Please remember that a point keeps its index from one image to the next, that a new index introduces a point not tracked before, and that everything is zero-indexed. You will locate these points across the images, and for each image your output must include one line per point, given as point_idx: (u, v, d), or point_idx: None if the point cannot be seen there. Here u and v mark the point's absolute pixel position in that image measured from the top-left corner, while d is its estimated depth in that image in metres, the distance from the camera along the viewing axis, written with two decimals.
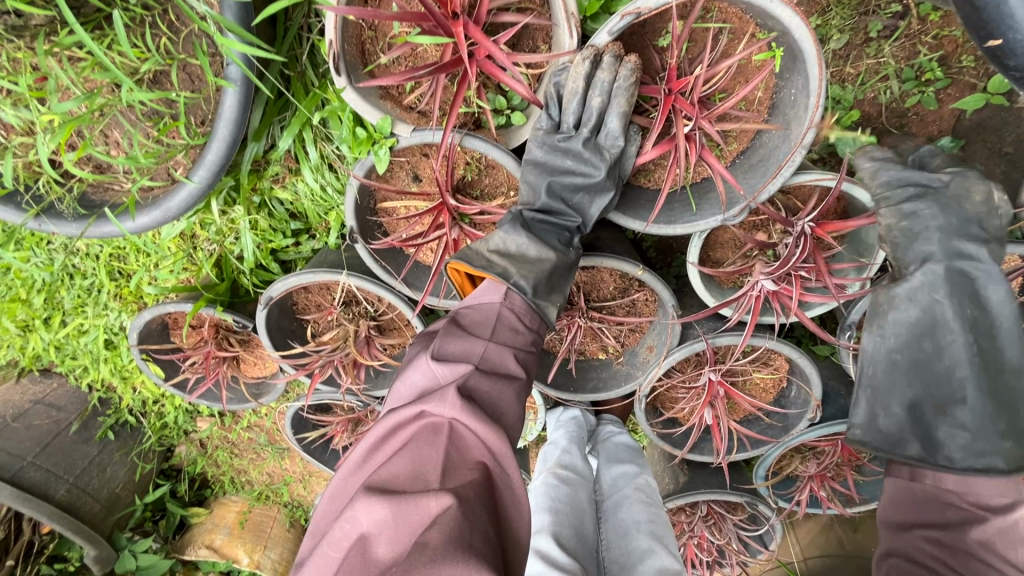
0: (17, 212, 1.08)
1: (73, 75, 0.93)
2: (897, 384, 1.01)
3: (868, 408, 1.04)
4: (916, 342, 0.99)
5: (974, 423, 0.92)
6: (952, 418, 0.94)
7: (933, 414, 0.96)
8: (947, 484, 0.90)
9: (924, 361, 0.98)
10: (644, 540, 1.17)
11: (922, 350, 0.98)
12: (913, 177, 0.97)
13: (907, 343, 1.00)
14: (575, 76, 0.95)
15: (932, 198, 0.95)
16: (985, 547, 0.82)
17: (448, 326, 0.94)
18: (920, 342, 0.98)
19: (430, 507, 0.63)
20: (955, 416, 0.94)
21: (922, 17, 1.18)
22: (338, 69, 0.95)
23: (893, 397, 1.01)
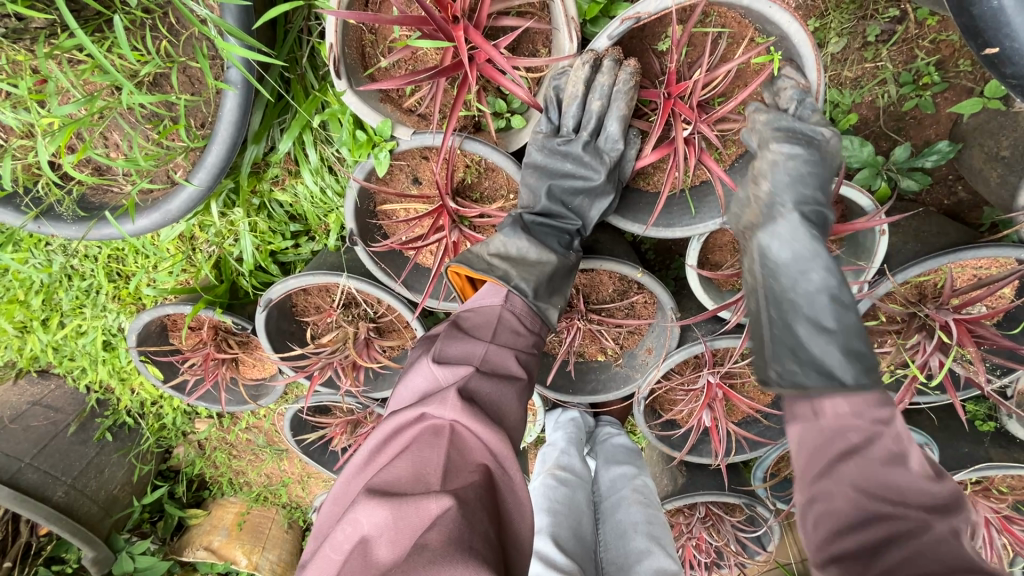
0: (17, 214, 1.08)
1: (74, 78, 0.93)
2: (784, 317, 0.85)
3: (782, 352, 0.83)
4: (804, 273, 0.85)
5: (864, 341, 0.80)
6: (842, 336, 0.80)
7: (829, 339, 0.80)
8: (848, 406, 0.72)
9: (815, 292, 0.84)
10: (641, 541, 1.18)
11: (800, 279, 0.85)
12: (799, 127, 0.92)
13: (795, 275, 0.86)
14: (575, 79, 0.95)
15: (814, 147, 0.91)
16: (894, 462, 0.67)
17: (449, 329, 0.94)
18: (809, 273, 0.85)
19: (430, 509, 0.64)
20: (849, 342, 0.80)
21: (919, 21, 1.18)
22: (338, 72, 0.95)
23: (798, 334, 0.83)
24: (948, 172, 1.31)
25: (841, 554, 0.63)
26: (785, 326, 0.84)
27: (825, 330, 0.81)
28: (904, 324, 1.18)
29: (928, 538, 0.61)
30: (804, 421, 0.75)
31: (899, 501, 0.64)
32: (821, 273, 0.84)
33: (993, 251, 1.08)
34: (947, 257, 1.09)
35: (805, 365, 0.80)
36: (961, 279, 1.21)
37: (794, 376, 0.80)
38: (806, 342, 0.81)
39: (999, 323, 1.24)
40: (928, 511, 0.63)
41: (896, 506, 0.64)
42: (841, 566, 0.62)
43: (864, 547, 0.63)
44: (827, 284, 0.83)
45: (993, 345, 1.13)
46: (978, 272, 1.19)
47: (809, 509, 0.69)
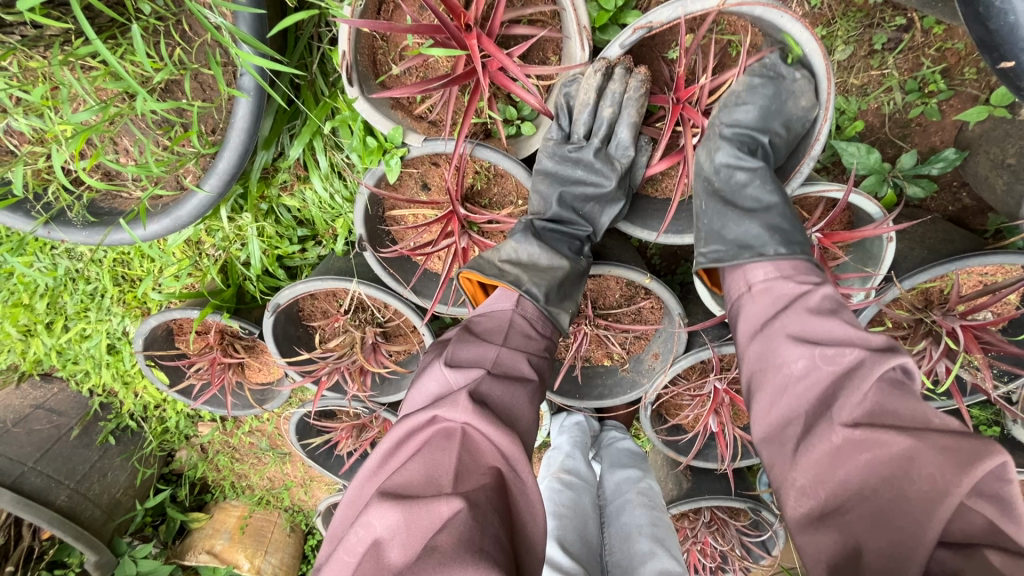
0: (26, 219, 1.07)
1: (87, 85, 0.93)
2: (715, 209, 0.99)
3: (710, 236, 0.99)
4: (731, 177, 0.97)
5: (781, 226, 0.93)
6: (764, 216, 0.95)
7: (748, 228, 0.95)
8: (771, 274, 0.90)
9: (736, 191, 0.98)
10: (645, 543, 1.18)
11: (729, 178, 0.97)
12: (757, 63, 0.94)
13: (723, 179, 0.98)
14: (587, 88, 0.96)
15: (768, 84, 0.93)
16: (814, 311, 0.81)
17: (461, 334, 0.95)
18: (733, 178, 0.97)
19: (441, 511, 0.64)
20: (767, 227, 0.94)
21: (925, 30, 1.19)
22: (351, 79, 0.95)
23: (724, 223, 0.98)
24: (952, 179, 1.32)
25: (791, 407, 0.76)
26: (714, 216, 0.99)
27: (746, 220, 0.95)
28: (911, 330, 1.20)
29: (861, 381, 0.69)
30: (743, 295, 0.93)
31: (833, 344, 0.75)
32: (748, 173, 0.96)
33: (1001, 258, 1.08)
34: (954, 263, 1.10)
35: (731, 245, 0.96)
36: (968, 285, 1.21)
37: (718, 255, 0.97)
38: (732, 228, 0.97)
39: (1004, 329, 1.25)
40: (867, 350, 0.72)
41: (831, 349, 0.75)
42: (792, 417, 0.75)
43: (808, 401, 0.74)
44: (750, 184, 0.97)
45: (1000, 351, 1.13)
46: (984, 279, 1.20)
47: (757, 369, 0.84)
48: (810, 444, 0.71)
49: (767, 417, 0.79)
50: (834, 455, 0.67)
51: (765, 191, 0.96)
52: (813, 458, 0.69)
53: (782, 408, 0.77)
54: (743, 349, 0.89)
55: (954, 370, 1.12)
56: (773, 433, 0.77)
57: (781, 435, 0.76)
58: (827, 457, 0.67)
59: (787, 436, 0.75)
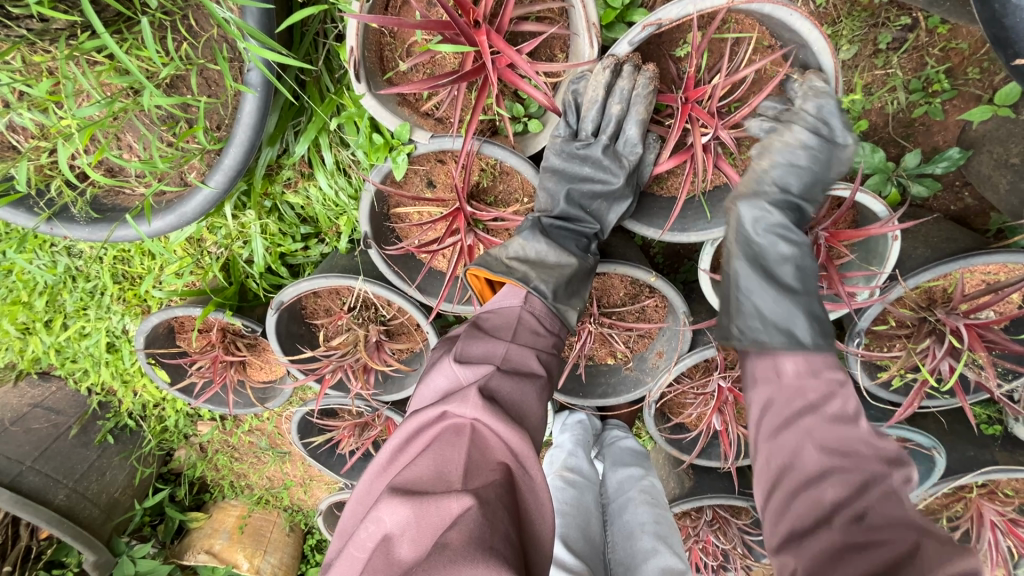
0: (29, 216, 1.07)
1: (93, 79, 0.93)
2: (755, 281, 0.93)
3: (748, 311, 0.92)
4: (777, 247, 0.92)
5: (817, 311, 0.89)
6: (805, 299, 0.90)
7: (791, 308, 0.89)
8: (799, 366, 0.84)
9: (777, 262, 0.92)
10: (648, 540, 1.18)
11: (774, 248, 0.92)
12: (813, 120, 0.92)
13: (770, 247, 0.92)
14: (595, 84, 0.96)
15: (819, 147, 0.92)
16: (840, 417, 0.77)
17: (469, 330, 0.95)
18: (778, 249, 0.92)
19: (451, 507, 0.63)
20: (807, 310, 0.89)
21: (930, 29, 1.20)
22: (358, 76, 0.95)
23: (765, 300, 0.91)
24: (955, 178, 1.33)
25: (801, 513, 0.72)
26: (750, 289, 0.93)
27: (786, 299, 0.90)
28: (915, 328, 1.20)
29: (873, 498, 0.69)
30: (767, 383, 0.85)
31: (856, 458, 0.73)
32: (791, 246, 0.92)
33: (1004, 257, 1.08)
34: (957, 262, 1.10)
35: (765, 324, 0.89)
36: (970, 284, 1.22)
37: (760, 335, 0.89)
38: (770, 305, 0.90)
39: (1006, 328, 1.25)
40: (883, 463, 0.73)
41: (851, 462, 0.73)
42: (801, 524, 0.71)
43: (821, 509, 0.71)
44: (793, 258, 0.92)
45: (1002, 350, 1.14)
46: (987, 278, 1.20)
47: (772, 469, 0.79)
48: (814, 548, 0.68)
49: (777, 520, 0.74)
50: (838, 554, 0.66)
51: (803, 267, 0.93)
52: (816, 561, 0.66)
53: (793, 510, 0.73)
54: (759, 446, 0.82)
55: (957, 369, 1.12)
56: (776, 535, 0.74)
57: (784, 536, 0.72)
58: (829, 562, 0.65)
59: (794, 537, 0.71)
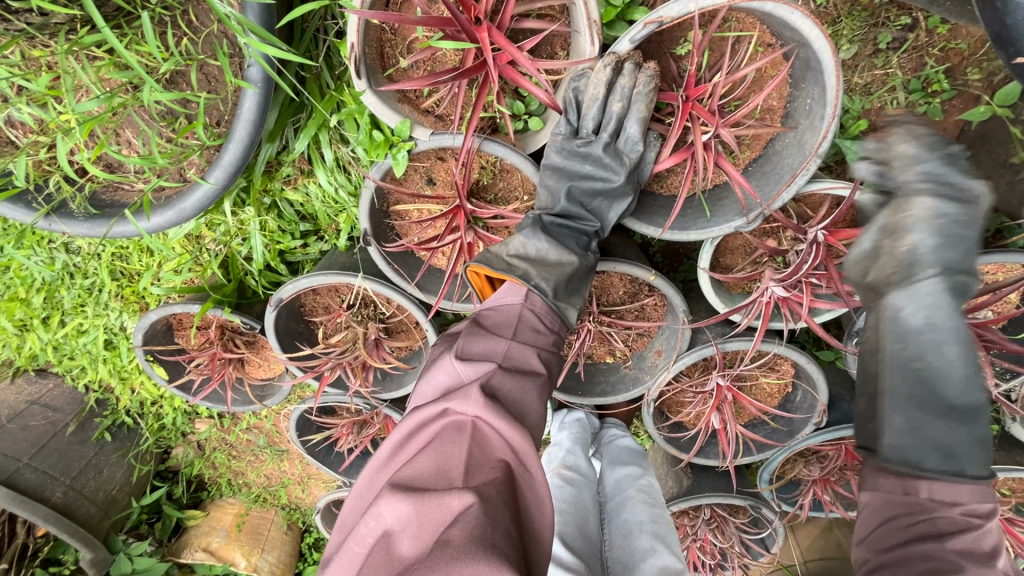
0: (27, 211, 1.06)
1: (92, 74, 0.92)
2: (915, 391, 0.91)
3: (900, 424, 0.91)
4: (936, 347, 0.91)
5: (970, 414, 0.89)
6: (974, 419, 0.89)
7: (947, 417, 0.89)
8: (936, 493, 0.83)
9: (927, 365, 0.91)
10: (645, 539, 1.18)
11: (942, 347, 0.91)
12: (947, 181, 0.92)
13: (925, 348, 0.91)
14: (596, 82, 0.95)
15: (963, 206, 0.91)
16: (965, 556, 0.76)
17: (470, 327, 0.95)
18: (942, 348, 0.91)
19: (453, 504, 0.63)
20: (956, 421, 0.88)
21: (930, 29, 1.20)
22: (359, 72, 0.95)
23: (916, 408, 0.90)
24: None
25: None
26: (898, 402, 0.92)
27: (944, 406, 0.89)
28: None
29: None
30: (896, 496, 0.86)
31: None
32: (959, 345, 0.90)
33: (1002, 257, 1.09)
34: None
35: (923, 446, 0.88)
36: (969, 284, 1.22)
37: (906, 456, 0.89)
38: (916, 427, 0.90)
39: (1004, 328, 1.26)
40: None
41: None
42: None
43: None
44: (965, 356, 0.90)
45: (1001, 349, 1.14)
46: (985, 278, 1.21)
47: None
48: None
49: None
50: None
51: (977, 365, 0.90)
52: None
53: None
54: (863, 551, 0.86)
55: None
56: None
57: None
58: None
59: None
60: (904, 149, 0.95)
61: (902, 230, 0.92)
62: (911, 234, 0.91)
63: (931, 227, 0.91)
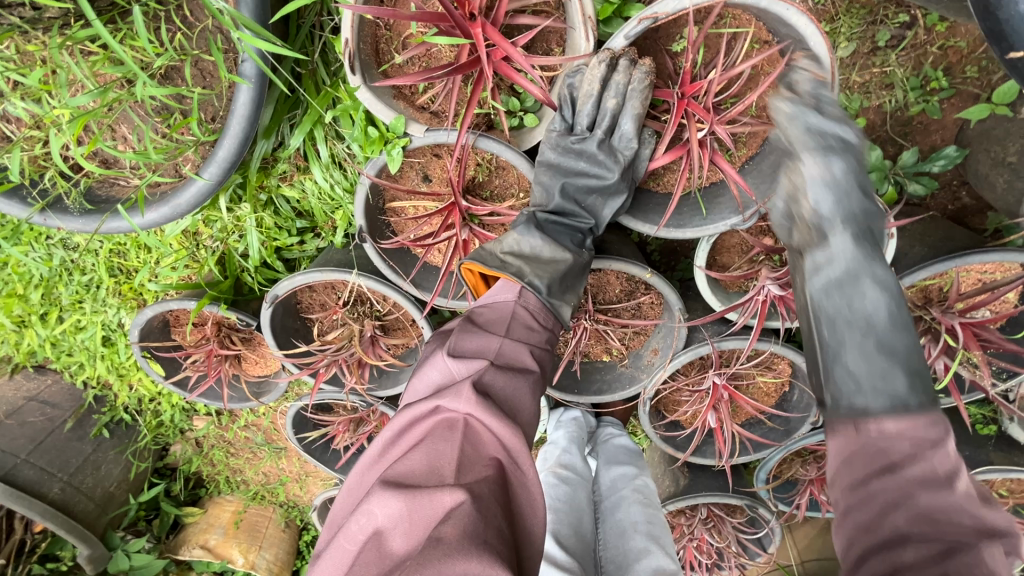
0: (22, 206, 1.06)
1: (87, 69, 0.92)
2: (845, 339, 0.82)
3: (842, 372, 0.81)
4: (855, 289, 0.84)
5: (909, 353, 0.80)
6: (909, 356, 0.80)
7: (887, 356, 0.79)
8: (887, 425, 0.72)
9: (856, 311, 0.83)
10: (640, 539, 1.17)
11: (861, 290, 0.84)
12: (829, 129, 0.91)
13: (845, 292, 0.84)
14: (591, 78, 0.96)
15: (847, 154, 0.91)
16: (925, 482, 0.65)
17: (463, 323, 0.94)
18: (862, 291, 0.84)
19: (444, 501, 0.63)
20: (897, 357, 0.79)
21: (928, 27, 1.20)
22: (354, 67, 0.94)
23: (856, 353, 0.81)
24: (953, 177, 1.33)
25: None
26: (838, 348, 0.83)
27: (880, 347, 0.80)
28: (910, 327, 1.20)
29: (974, 559, 0.58)
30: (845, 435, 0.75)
31: (943, 526, 0.61)
32: (877, 285, 0.84)
33: (1001, 256, 1.08)
34: (953, 261, 1.10)
35: (871, 384, 0.78)
36: (966, 283, 1.22)
37: (858, 402, 0.77)
38: (861, 367, 0.79)
39: (1002, 327, 1.25)
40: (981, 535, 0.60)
41: (936, 527, 0.61)
42: None
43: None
44: (888, 298, 0.83)
45: (998, 349, 1.14)
46: (984, 277, 1.20)
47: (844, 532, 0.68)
48: None
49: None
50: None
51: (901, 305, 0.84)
52: None
53: (866, 574, 0.61)
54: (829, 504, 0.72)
55: (952, 367, 1.13)
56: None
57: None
58: None
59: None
60: (782, 106, 0.94)
61: (798, 194, 0.92)
62: (807, 195, 0.90)
63: (822, 181, 0.89)
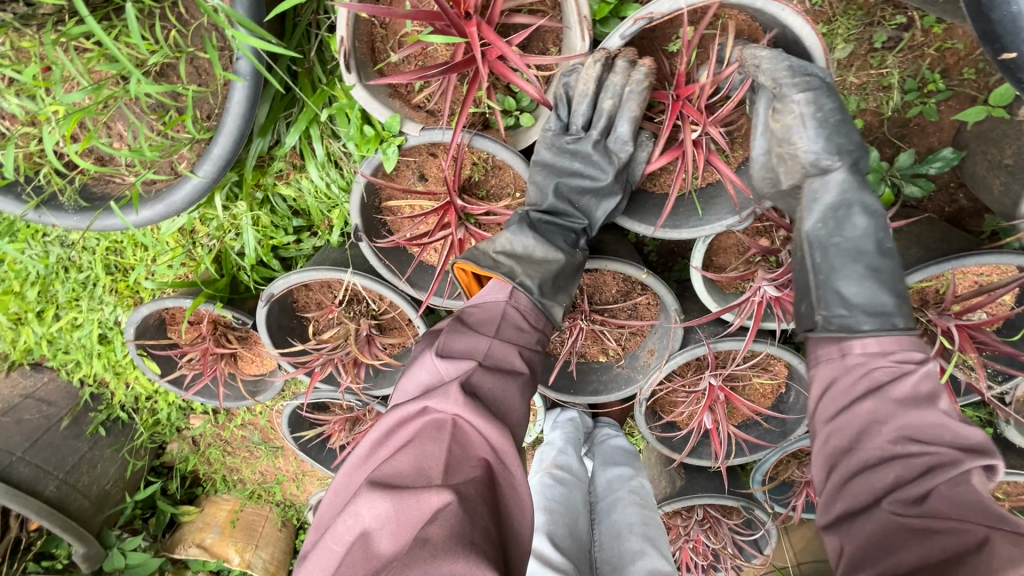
0: (17, 203, 1.07)
1: (81, 66, 0.92)
2: (835, 267, 0.91)
3: (832, 296, 0.91)
4: (847, 219, 0.91)
5: (888, 275, 0.90)
6: (887, 279, 0.90)
7: (874, 280, 0.89)
8: (872, 347, 0.84)
9: (847, 240, 0.91)
10: (635, 541, 1.16)
11: (852, 221, 0.91)
12: (808, 70, 0.88)
13: (841, 224, 0.91)
14: (586, 78, 0.95)
15: (830, 91, 0.89)
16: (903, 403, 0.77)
17: (453, 324, 0.94)
18: (852, 222, 0.91)
19: (431, 502, 0.63)
20: (879, 280, 0.90)
21: (925, 28, 1.20)
22: (348, 66, 0.94)
23: (847, 279, 0.90)
24: (950, 180, 1.33)
25: (858, 494, 0.73)
26: (832, 271, 0.92)
27: (867, 272, 0.90)
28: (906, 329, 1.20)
29: (949, 472, 0.68)
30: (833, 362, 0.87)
31: (922, 441, 0.73)
32: (867, 217, 0.91)
33: (997, 259, 1.08)
34: (950, 263, 1.10)
35: (856, 308, 0.88)
36: (963, 285, 1.22)
37: (845, 323, 0.88)
38: (854, 290, 0.89)
39: (998, 330, 1.25)
40: (959, 449, 0.71)
41: (917, 445, 0.72)
42: (857, 508, 0.72)
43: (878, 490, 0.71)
44: (874, 227, 0.91)
45: (995, 351, 1.13)
46: (979, 279, 1.20)
47: (835, 447, 0.80)
48: (868, 516, 0.70)
49: (835, 497, 0.76)
50: (894, 533, 0.66)
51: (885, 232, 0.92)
52: (862, 533, 0.69)
53: (853, 487, 0.74)
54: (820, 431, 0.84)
55: (948, 370, 1.12)
56: (834, 512, 0.75)
57: (842, 510, 0.74)
58: (879, 538, 0.67)
59: (854, 512, 0.72)
60: (755, 53, 0.91)
61: (790, 136, 0.92)
62: (800, 135, 0.91)
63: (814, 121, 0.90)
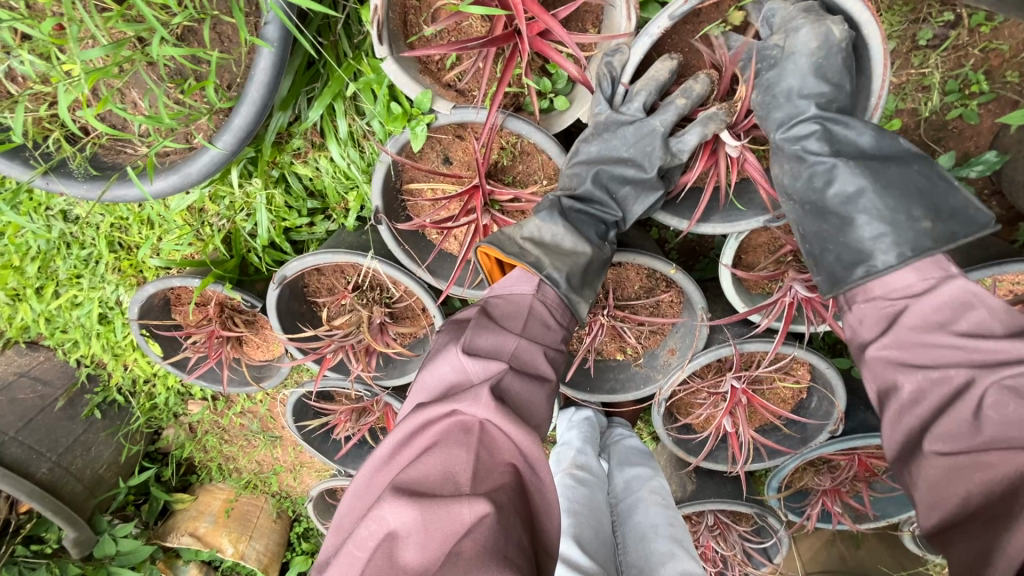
0: (24, 168, 1.01)
1: (99, 24, 0.88)
2: (809, 228, 0.90)
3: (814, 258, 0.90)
4: (809, 182, 0.89)
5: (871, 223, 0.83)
6: (870, 226, 0.83)
7: (851, 232, 0.85)
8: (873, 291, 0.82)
9: (814, 201, 0.89)
10: (663, 543, 1.11)
11: (812, 181, 0.88)
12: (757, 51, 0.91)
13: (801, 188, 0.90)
14: (660, 68, 0.94)
15: (774, 64, 0.89)
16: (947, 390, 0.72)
17: (479, 316, 0.89)
18: (815, 183, 0.88)
19: (463, 515, 0.58)
20: (856, 232, 0.85)
21: (972, 27, 1.16)
22: (382, 37, 0.90)
23: (823, 239, 0.88)
24: (984, 186, 1.30)
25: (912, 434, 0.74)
26: (811, 232, 0.90)
27: (840, 226, 0.86)
28: None
29: (981, 391, 0.69)
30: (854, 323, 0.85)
31: (940, 366, 0.73)
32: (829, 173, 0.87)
33: None
34: (991, 270, 1.06)
35: (835, 265, 0.87)
36: (999, 293, 1.18)
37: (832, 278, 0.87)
38: (831, 247, 0.87)
39: None
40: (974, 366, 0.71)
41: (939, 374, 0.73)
42: (912, 445, 0.74)
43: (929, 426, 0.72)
44: (841, 180, 0.86)
45: None
46: (1016, 287, 1.17)
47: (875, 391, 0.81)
48: (924, 457, 0.72)
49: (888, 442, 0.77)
50: (953, 470, 0.69)
51: (860, 181, 0.85)
52: (923, 477, 0.72)
53: (904, 432, 0.75)
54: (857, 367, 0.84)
55: None
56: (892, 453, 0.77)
57: (898, 452, 0.76)
58: (943, 479, 0.69)
59: (908, 455, 0.75)
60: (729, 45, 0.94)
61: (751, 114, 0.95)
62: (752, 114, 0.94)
63: (760, 82, 0.91)
